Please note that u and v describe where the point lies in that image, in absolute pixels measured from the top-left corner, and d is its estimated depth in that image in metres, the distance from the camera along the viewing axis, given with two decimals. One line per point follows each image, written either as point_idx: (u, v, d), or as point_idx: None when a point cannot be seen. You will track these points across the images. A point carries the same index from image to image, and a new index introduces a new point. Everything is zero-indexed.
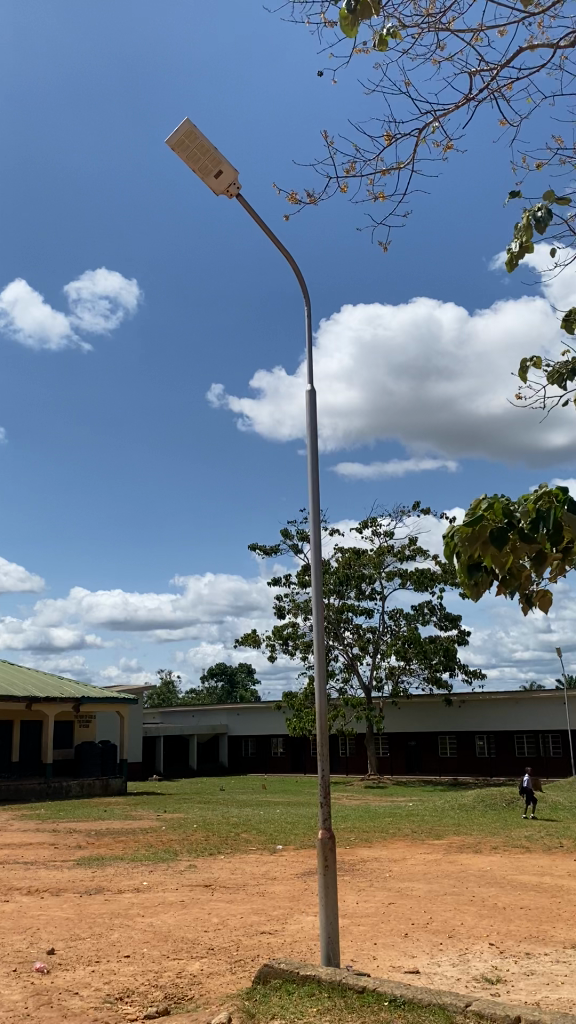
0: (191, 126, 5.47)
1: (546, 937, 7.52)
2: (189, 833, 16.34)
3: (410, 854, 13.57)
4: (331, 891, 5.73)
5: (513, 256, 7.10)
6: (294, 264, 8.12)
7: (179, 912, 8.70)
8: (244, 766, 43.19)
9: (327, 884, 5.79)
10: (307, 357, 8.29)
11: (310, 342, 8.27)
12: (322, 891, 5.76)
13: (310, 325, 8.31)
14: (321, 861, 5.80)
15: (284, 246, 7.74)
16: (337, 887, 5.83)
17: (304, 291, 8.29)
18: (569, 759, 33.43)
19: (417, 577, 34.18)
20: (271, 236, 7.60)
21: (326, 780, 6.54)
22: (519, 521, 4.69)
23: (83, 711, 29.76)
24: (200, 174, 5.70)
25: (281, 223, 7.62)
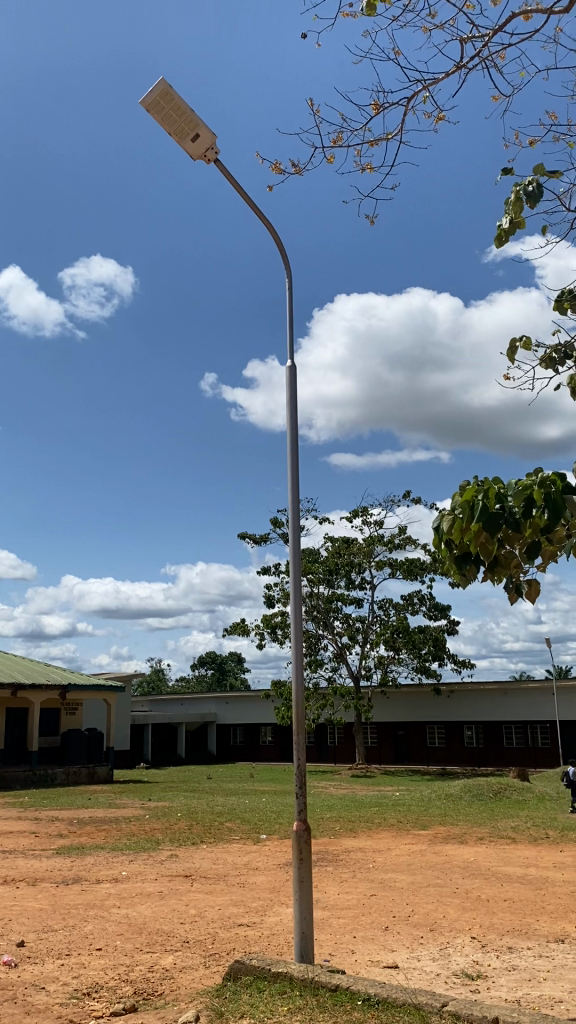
0: (167, 85, 5.20)
1: (529, 931, 7.36)
2: (172, 822, 16.16)
3: (394, 846, 13.41)
4: (305, 884, 5.54)
5: (503, 233, 7.03)
6: (276, 236, 7.74)
7: (156, 904, 8.51)
8: (232, 754, 43.08)
9: (302, 878, 5.60)
10: (288, 334, 7.94)
11: (292, 318, 7.90)
12: (296, 885, 5.57)
13: (292, 301, 7.95)
14: (296, 853, 5.62)
15: (265, 217, 7.46)
16: (312, 881, 5.64)
17: (285, 264, 7.93)
18: (557, 750, 33.22)
19: (407, 566, 34.00)
20: (253, 208, 7.26)
21: (302, 768, 6.33)
22: (512, 504, 4.59)
23: (69, 698, 29.51)
24: (177, 136, 5.43)
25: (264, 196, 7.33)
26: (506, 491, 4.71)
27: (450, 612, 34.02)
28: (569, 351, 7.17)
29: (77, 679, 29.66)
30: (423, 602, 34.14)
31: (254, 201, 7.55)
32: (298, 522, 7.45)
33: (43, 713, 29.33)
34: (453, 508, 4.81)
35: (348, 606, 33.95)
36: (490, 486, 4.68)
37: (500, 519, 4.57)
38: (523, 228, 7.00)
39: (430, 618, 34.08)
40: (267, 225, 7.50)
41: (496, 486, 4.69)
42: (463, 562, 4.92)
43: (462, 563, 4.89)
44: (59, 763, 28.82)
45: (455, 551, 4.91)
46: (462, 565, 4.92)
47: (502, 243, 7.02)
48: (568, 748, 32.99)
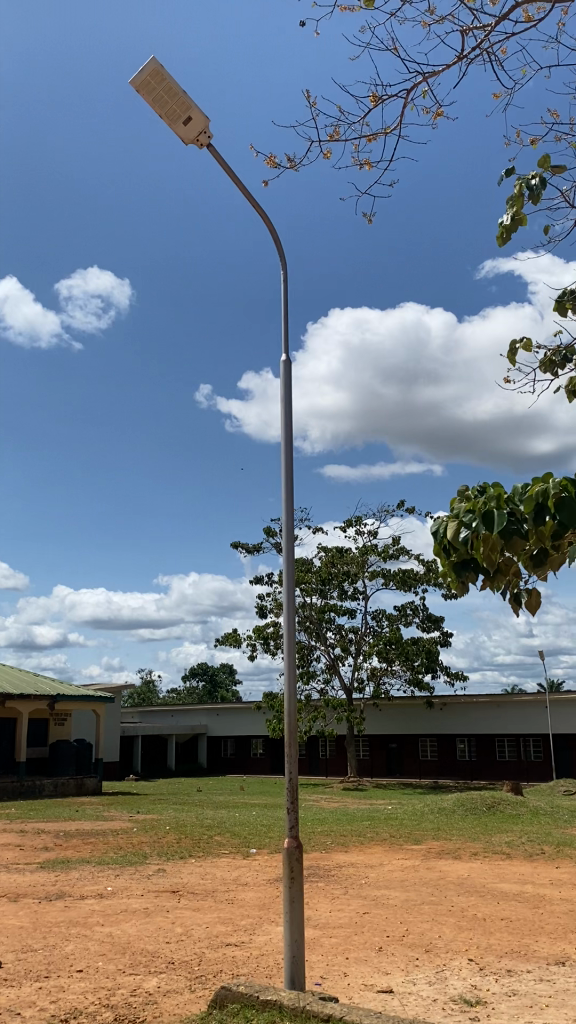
0: (157, 64, 4.98)
1: (527, 952, 7.10)
2: (161, 835, 15.81)
3: (387, 861, 13.10)
4: (297, 906, 5.26)
5: (505, 230, 6.86)
6: (270, 226, 7.32)
7: (141, 922, 8.20)
8: (222, 766, 42.62)
9: (293, 899, 5.32)
10: (283, 327, 7.49)
11: (287, 312, 7.49)
12: (286, 906, 5.29)
13: (287, 294, 7.60)
14: (287, 871, 5.34)
15: (263, 212, 7.21)
16: (303, 901, 5.36)
17: (280, 256, 7.52)
18: (549, 763, 32.94)
19: (401, 577, 33.80)
20: (249, 198, 6.96)
21: (293, 783, 6.05)
22: (522, 510, 4.50)
23: (58, 709, 29.16)
24: (168, 119, 5.22)
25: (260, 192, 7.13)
26: (514, 498, 4.63)
27: (444, 623, 33.82)
28: (569, 353, 6.94)
29: (66, 689, 29.30)
30: (416, 613, 33.95)
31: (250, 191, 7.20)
32: (292, 532, 7.19)
33: (32, 722, 28.98)
34: (459, 516, 4.70)
35: (340, 616, 33.71)
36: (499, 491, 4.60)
37: (510, 524, 4.47)
38: (526, 224, 6.82)
39: (424, 629, 33.86)
40: (263, 219, 7.22)
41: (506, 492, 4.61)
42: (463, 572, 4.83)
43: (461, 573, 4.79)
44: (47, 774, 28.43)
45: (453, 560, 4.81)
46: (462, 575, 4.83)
47: (504, 240, 6.85)
48: (561, 762, 32.69)
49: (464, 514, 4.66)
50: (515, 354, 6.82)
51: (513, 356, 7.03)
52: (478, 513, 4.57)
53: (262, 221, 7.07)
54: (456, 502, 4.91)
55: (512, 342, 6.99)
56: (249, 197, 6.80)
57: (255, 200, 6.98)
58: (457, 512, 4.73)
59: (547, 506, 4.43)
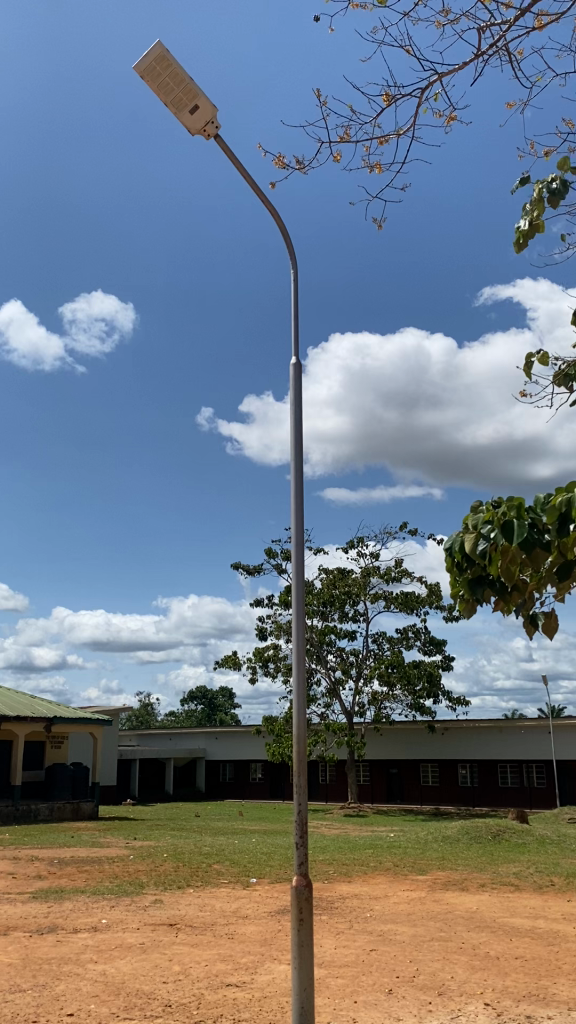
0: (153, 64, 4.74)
1: (547, 998, 6.68)
2: (157, 863, 15.35)
3: (392, 892, 12.66)
4: (305, 951, 4.87)
5: (522, 235, 6.59)
6: (280, 221, 6.97)
7: (137, 958, 7.82)
8: (221, 791, 41.97)
9: (302, 942, 4.94)
10: (293, 326, 7.09)
11: (297, 312, 7.11)
12: (295, 950, 4.91)
13: (298, 292, 7.18)
14: (295, 914, 4.96)
15: (276, 210, 6.90)
16: (311, 945, 4.97)
17: (290, 254, 7.14)
18: (553, 790, 32.39)
19: (403, 599, 33.46)
20: (258, 194, 6.66)
21: (303, 816, 5.66)
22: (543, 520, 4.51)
23: (55, 731, 28.69)
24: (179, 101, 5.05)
25: (268, 191, 6.89)
26: (535, 510, 4.64)
27: (446, 646, 33.42)
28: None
29: (63, 712, 28.84)
30: (418, 636, 33.54)
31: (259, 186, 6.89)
32: (302, 547, 6.86)
33: (28, 745, 28.49)
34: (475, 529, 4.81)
35: (341, 639, 33.33)
36: (520, 502, 4.64)
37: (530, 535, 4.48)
38: (544, 230, 6.54)
39: (426, 652, 33.45)
40: (276, 217, 6.90)
41: (526, 504, 4.65)
42: (476, 585, 4.95)
43: (475, 587, 4.90)
44: (43, 798, 27.91)
45: (467, 574, 4.94)
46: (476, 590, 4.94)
47: (521, 246, 6.58)
48: (565, 790, 32.14)
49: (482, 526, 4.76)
50: (531, 366, 6.57)
51: (528, 368, 6.78)
52: (498, 523, 4.60)
53: (275, 218, 6.78)
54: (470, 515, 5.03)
55: (527, 354, 6.73)
56: (258, 194, 6.55)
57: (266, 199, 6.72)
58: (477, 523, 4.80)
59: (568, 519, 4.42)
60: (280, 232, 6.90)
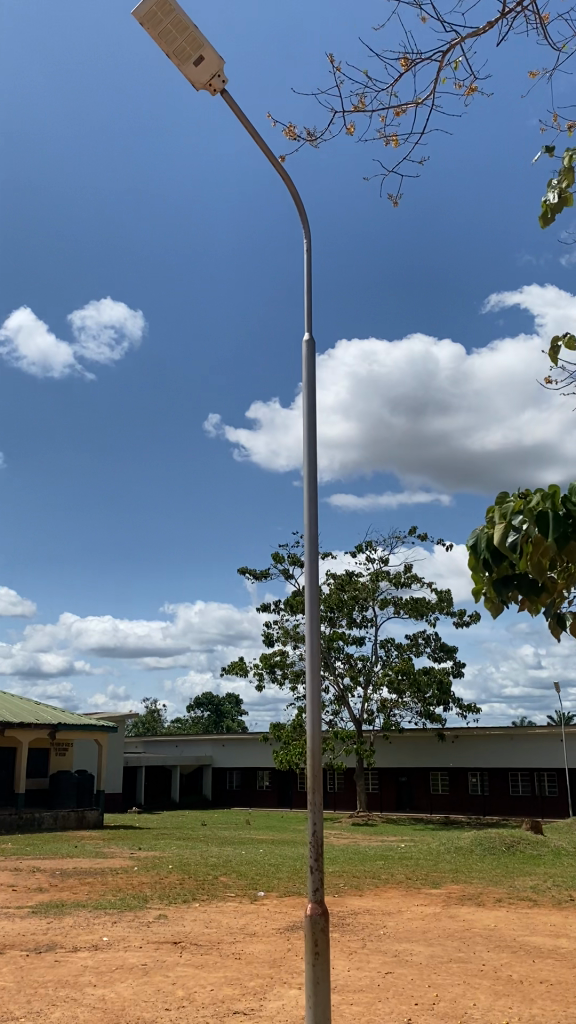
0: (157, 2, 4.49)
1: None
2: (162, 876, 14.85)
3: (405, 907, 12.20)
4: (321, 988, 4.49)
5: (548, 209, 6.16)
6: (292, 188, 6.58)
7: (139, 981, 7.38)
8: (227, 799, 41.48)
9: (317, 979, 4.55)
10: (305, 300, 6.66)
11: (311, 284, 6.69)
12: (310, 987, 4.52)
13: (309, 264, 6.76)
14: (311, 945, 4.58)
15: (286, 175, 6.49)
16: (328, 982, 4.60)
17: (303, 223, 6.72)
18: (565, 798, 31.88)
19: (412, 605, 32.96)
20: (269, 158, 6.29)
21: (317, 836, 5.24)
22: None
23: (59, 738, 28.27)
24: (183, 54, 4.64)
25: (277, 161, 6.53)
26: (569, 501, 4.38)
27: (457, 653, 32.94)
28: None
29: (67, 719, 28.37)
30: (428, 643, 33.06)
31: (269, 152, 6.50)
32: (315, 542, 6.44)
33: (32, 752, 28.02)
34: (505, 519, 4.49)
35: (349, 645, 32.86)
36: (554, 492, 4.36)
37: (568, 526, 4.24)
38: (573, 203, 6.12)
39: (436, 659, 32.96)
40: (287, 181, 6.48)
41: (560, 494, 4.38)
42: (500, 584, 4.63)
43: (499, 588, 4.59)
44: (46, 806, 27.44)
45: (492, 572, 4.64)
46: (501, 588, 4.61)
47: (548, 221, 6.15)
48: None
49: (511, 515, 4.43)
50: (557, 351, 6.17)
51: (555, 354, 6.34)
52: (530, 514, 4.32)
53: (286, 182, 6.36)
54: (496, 508, 4.75)
55: (552, 339, 6.33)
56: (269, 158, 6.17)
57: (277, 162, 6.30)
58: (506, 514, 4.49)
59: None
60: (292, 197, 6.51)
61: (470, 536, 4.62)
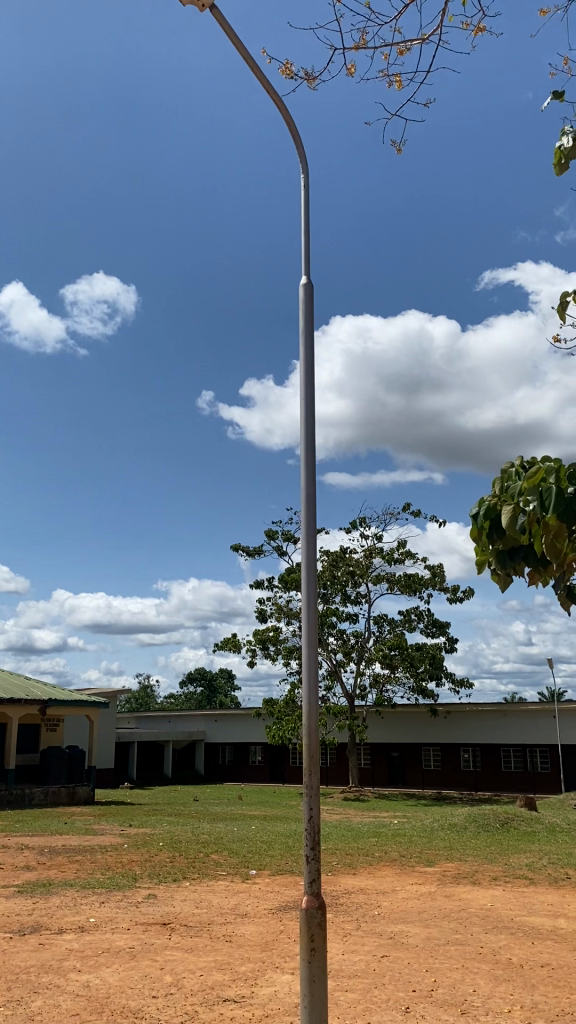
0: None
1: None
2: (153, 853, 14.60)
3: (399, 885, 11.96)
4: (317, 985, 4.44)
5: (562, 155, 5.73)
6: (288, 119, 6.20)
7: (125, 965, 7.10)
8: (220, 774, 41.39)
9: (313, 975, 4.50)
10: (303, 241, 6.28)
11: (309, 222, 6.31)
12: (306, 985, 4.48)
13: (307, 200, 6.35)
14: (308, 941, 4.53)
15: (285, 106, 6.10)
16: (324, 977, 4.54)
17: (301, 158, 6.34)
18: (557, 775, 31.78)
19: (406, 580, 32.70)
20: (265, 88, 5.90)
21: (314, 822, 5.07)
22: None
23: (50, 714, 28.03)
24: None
25: (275, 93, 6.14)
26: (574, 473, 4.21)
27: (450, 629, 32.73)
28: None
29: (58, 695, 28.11)
30: (420, 618, 32.84)
31: (264, 83, 6.14)
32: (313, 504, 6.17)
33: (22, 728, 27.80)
34: (513, 497, 4.31)
35: (342, 621, 32.63)
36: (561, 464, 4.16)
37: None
38: None
39: (428, 635, 32.76)
40: (284, 111, 6.09)
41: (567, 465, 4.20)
42: (507, 557, 4.45)
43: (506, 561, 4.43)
44: (38, 782, 27.20)
45: (498, 545, 4.46)
46: (507, 563, 4.45)
47: (561, 167, 5.72)
48: (570, 775, 31.52)
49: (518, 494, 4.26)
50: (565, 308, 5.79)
51: (564, 311, 5.96)
52: (536, 492, 4.15)
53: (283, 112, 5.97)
54: (502, 478, 4.54)
55: (562, 294, 5.96)
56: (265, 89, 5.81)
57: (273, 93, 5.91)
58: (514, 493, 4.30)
59: None
60: (289, 132, 6.18)
61: (474, 509, 4.45)
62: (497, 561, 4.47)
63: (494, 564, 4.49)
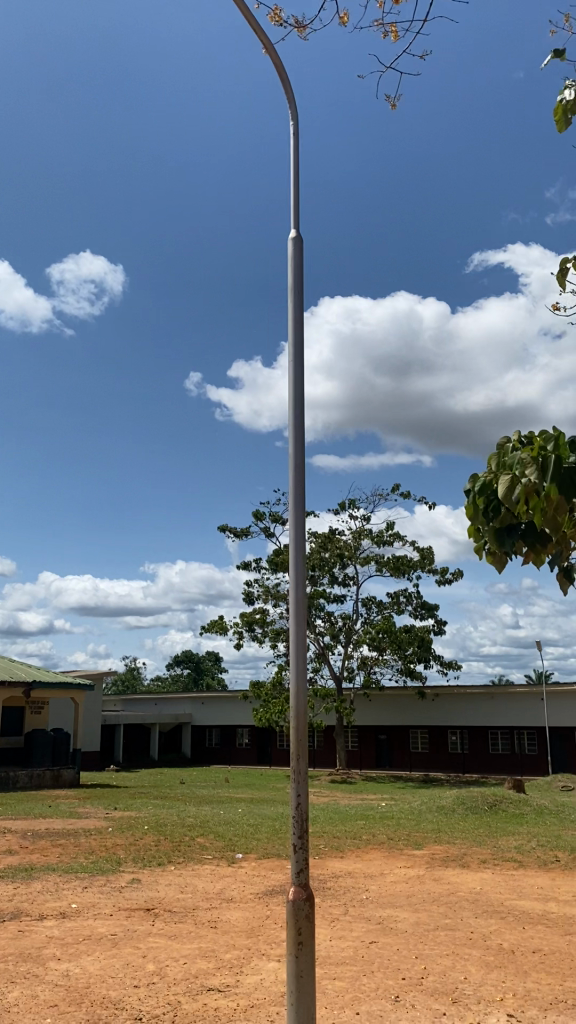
0: None
1: (570, 1002, 5.87)
2: (138, 837, 14.41)
3: (388, 869, 11.81)
4: (305, 980, 4.25)
5: (564, 110, 5.48)
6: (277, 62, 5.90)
7: (108, 953, 6.91)
8: (207, 756, 41.31)
9: (301, 971, 4.31)
10: (292, 191, 5.99)
11: (298, 171, 6.01)
12: (292, 980, 4.29)
13: (296, 149, 6.07)
14: (295, 935, 4.33)
15: (273, 50, 5.81)
16: (312, 973, 4.35)
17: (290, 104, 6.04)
18: (544, 757, 31.79)
19: (394, 563, 32.55)
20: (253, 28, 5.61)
21: (303, 808, 4.87)
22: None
23: (35, 697, 27.80)
24: None
25: (264, 36, 5.85)
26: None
27: (437, 611, 32.62)
28: None
29: (43, 677, 27.87)
30: (408, 601, 32.72)
31: (252, 25, 5.85)
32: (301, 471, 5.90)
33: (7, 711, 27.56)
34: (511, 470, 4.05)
35: (330, 603, 32.46)
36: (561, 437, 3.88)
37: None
38: None
39: (416, 617, 32.65)
40: (272, 53, 5.79)
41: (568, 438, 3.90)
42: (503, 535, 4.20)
43: (502, 539, 4.18)
44: (22, 765, 26.99)
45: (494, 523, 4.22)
46: (504, 540, 4.19)
47: (563, 123, 5.48)
48: (557, 757, 31.54)
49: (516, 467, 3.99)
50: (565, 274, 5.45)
51: (564, 276, 5.67)
52: (534, 464, 3.88)
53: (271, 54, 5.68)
54: (502, 452, 4.30)
55: (562, 260, 5.64)
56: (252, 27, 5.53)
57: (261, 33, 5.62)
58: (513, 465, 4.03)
59: None
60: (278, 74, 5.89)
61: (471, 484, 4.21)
62: (493, 538, 4.22)
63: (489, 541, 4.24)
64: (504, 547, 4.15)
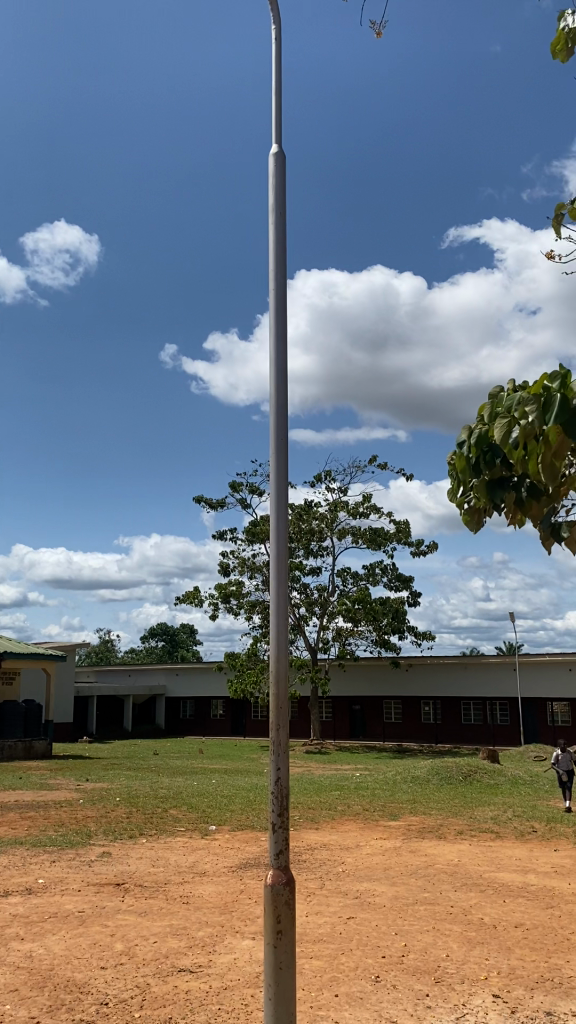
0: None
1: (557, 981, 5.62)
2: (109, 809, 14.10)
3: (364, 840, 11.60)
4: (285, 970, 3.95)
5: (566, 39, 5.07)
6: None
7: (74, 933, 6.58)
8: (181, 727, 41.13)
9: (280, 962, 4.00)
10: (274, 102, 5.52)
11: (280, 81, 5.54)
12: (271, 972, 3.99)
13: (278, 57, 5.60)
14: (274, 924, 4.02)
15: None
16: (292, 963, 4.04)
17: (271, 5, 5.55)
18: (517, 728, 31.88)
19: (370, 535, 32.32)
20: None
21: (282, 781, 4.54)
22: None
23: (5, 667, 27.31)
24: None
25: None
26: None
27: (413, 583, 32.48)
28: None
29: (14, 648, 27.40)
30: (384, 573, 32.53)
31: None
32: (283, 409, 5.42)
33: None
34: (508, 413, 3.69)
35: (305, 575, 32.21)
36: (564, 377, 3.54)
37: None
38: None
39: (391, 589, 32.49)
40: None
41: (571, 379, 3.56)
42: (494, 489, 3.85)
43: (493, 491, 3.82)
44: None
45: (485, 475, 3.86)
46: (495, 493, 3.84)
47: (563, 52, 5.07)
48: (528, 727, 31.66)
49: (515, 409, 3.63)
50: (562, 218, 5.05)
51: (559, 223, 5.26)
52: (535, 405, 3.52)
53: None
54: (497, 399, 3.95)
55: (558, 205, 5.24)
56: None
57: None
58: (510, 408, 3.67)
59: None
60: None
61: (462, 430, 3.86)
62: (482, 491, 3.86)
63: (479, 494, 3.88)
64: (494, 499, 3.79)
